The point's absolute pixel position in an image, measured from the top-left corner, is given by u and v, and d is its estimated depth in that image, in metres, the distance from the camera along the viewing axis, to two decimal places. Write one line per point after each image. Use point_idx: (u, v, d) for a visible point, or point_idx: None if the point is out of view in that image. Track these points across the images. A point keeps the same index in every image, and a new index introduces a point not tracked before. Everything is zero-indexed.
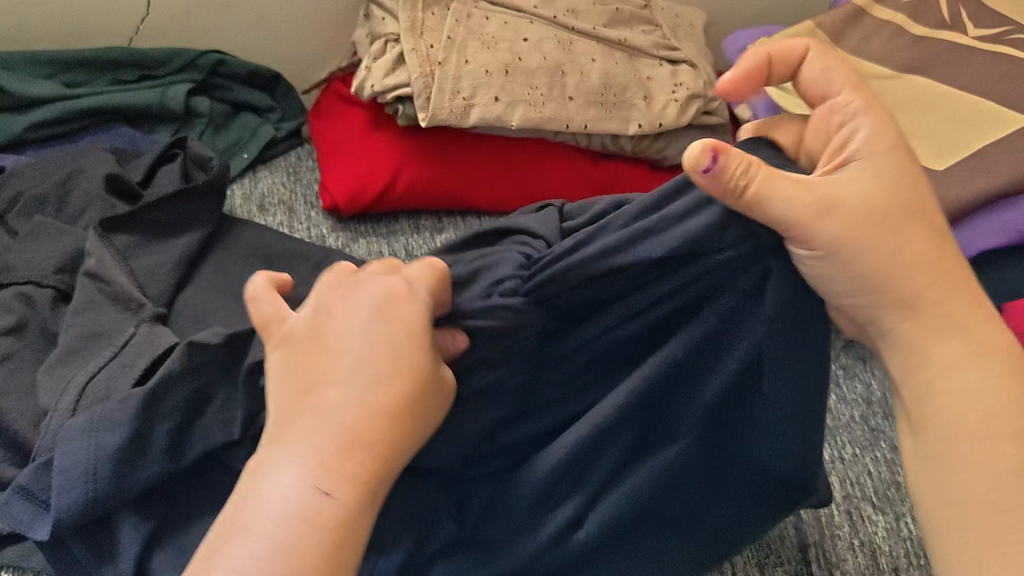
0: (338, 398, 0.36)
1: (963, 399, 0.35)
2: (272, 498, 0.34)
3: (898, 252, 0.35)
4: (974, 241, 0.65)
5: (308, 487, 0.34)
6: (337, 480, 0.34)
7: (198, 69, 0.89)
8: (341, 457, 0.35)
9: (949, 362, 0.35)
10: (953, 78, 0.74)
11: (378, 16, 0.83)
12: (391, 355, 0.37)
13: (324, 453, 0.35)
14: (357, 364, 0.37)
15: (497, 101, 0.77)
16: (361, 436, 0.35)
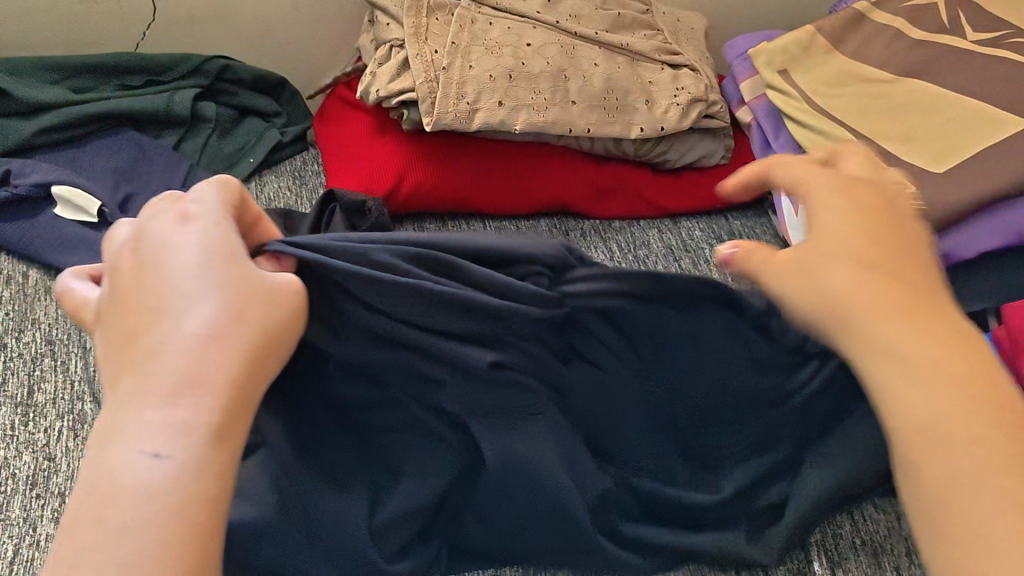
0: (180, 336, 0.34)
1: (934, 375, 0.33)
2: (127, 468, 0.32)
3: (858, 249, 0.38)
4: (976, 243, 0.67)
5: (153, 454, 0.32)
6: (187, 440, 0.33)
7: (203, 74, 0.90)
8: (184, 401, 0.33)
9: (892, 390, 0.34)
10: (952, 81, 0.75)
11: (382, 21, 0.84)
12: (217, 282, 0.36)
13: (170, 406, 0.33)
14: (162, 294, 0.35)
15: (501, 105, 0.78)
16: (189, 384, 0.34)
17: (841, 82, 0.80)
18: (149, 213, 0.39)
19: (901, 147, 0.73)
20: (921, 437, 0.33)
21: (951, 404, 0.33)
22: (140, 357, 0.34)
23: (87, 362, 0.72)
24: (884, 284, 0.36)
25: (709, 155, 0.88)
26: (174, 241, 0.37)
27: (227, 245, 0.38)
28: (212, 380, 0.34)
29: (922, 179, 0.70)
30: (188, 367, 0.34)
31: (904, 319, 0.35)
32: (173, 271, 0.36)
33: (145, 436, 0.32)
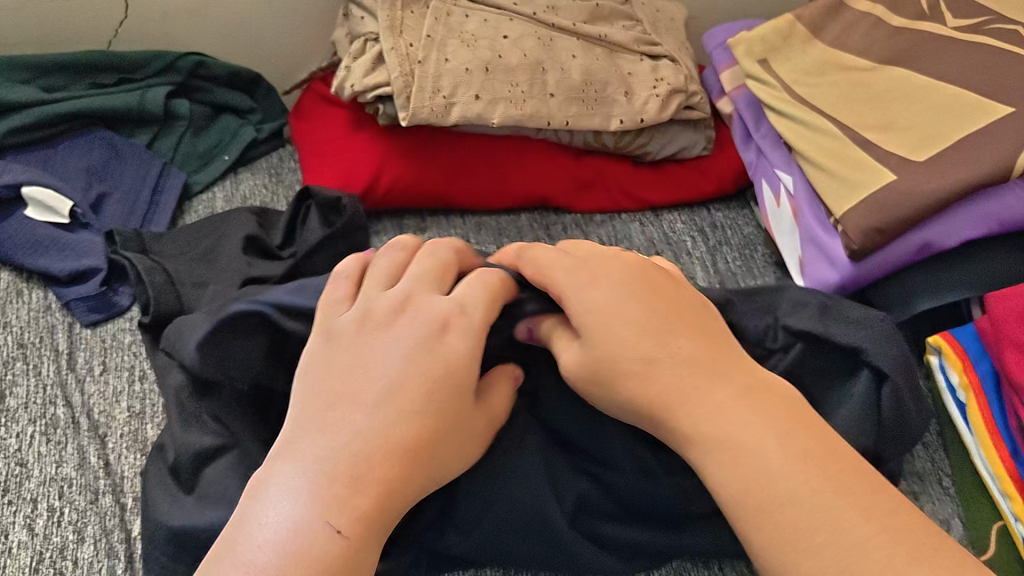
0: (371, 420, 0.43)
1: (757, 441, 0.44)
2: (283, 519, 0.40)
3: (640, 347, 0.47)
4: (957, 232, 0.67)
5: (330, 525, 0.40)
6: (355, 521, 0.40)
7: (177, 71, 0.89)
8: (358, 487, 0.41)
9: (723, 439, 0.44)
10: (933, 68, 0.74)
11: (357, 15, 0.83)
12: (423, 394, 0.44)
13: (338, 476, 0.41)
14: (385, 394, 0.44)
15: (478, 99, 0.77)
16: (373, 467, 0.42)
17: (821, 71, 0.80)
18: (381, 262, 0.52)
19: (882, 136, 0.72)
20: (771, 486, 0.42)
21: (777, 463, 0.43)
22: (338, 419, 0.43)
23: (60, 365, 0.71)
24: (669, 374, 0.47)
25: (690, 147, 0.87)
26: (407, 328, 0.47)
27: (427, 372, 0.45)
28: (388, 471, 0.42)
29: (904, 168, 0.69)
30: (366, 445, 0.42)
31: (718, 399, 0.45)
32: (387, 355, 0.46)
33: (309, 492, 0.41)
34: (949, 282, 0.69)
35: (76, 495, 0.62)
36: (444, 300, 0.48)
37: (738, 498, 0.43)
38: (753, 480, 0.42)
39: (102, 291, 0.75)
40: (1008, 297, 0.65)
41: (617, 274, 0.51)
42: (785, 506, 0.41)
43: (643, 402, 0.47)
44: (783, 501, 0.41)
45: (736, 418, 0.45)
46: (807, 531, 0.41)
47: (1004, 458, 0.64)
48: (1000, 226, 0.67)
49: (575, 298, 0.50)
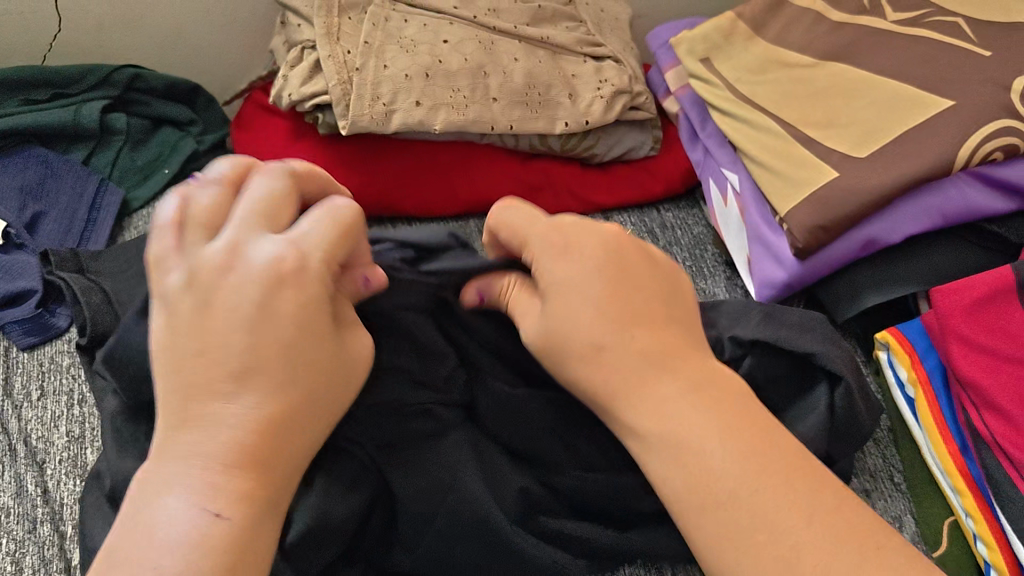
0: (229, 399, 0.37)
1: (697, 435, 0.40)
2: (158, 525, 0.34)
3: (595, 329, 0.43)
4: (901, 228, 0.67)
5: (203, 512, 0.35)
6: (233, 504, 0.35)
7: (113, 84, 0.87)
8: (232, 469, 0.36)
9: (681, 435, 0.41)
10: (873, 63, 0.74)
11: (294, 22, 0.82)
12: (288, 346, 0.38)
13: (207, 464, 0.36)
14: (241, 365, 0.37)
15: (419, 105, 0.76)
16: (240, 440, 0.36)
17: (763, 69, 0.79)
18: (200, 200, 0.42)
19: (823, 133, 0.72)
20: (713, 488, 0.39)
21: (718, 464, 0.40)
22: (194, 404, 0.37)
23: None
24: (626, 361, 0.43)
25: (637, 148, 0.86)
26: (238, 279, 0.39)
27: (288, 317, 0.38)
28: (257, 441, 0.37)
29: (846, 165, 0.69)
30: (238, 429, 0.36)
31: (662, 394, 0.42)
32: (229, 312, 0.38)
33: (190, 489, 0.35)
34: (895, 278, 0.68)
35: (15, 525, 0.60)
36: (272, 242, 0.40)
37: (681, 491, 0.40)
38: (698, 483, 0.40)
39: (37, 312, 0.73)
40: (954, 292, 0.64)
41: (591, 250, 0.46)
42: (724, 506, 0.39)
43: (588, 386, 0.44)
44: (728, 500, 0.39)
45: (676, 412, 0.42)
46: (751, 532, 0.38)
47: (953, 453, 0.64)
48: (943, 220, 0.67)
49: (547, 270, 0.46)
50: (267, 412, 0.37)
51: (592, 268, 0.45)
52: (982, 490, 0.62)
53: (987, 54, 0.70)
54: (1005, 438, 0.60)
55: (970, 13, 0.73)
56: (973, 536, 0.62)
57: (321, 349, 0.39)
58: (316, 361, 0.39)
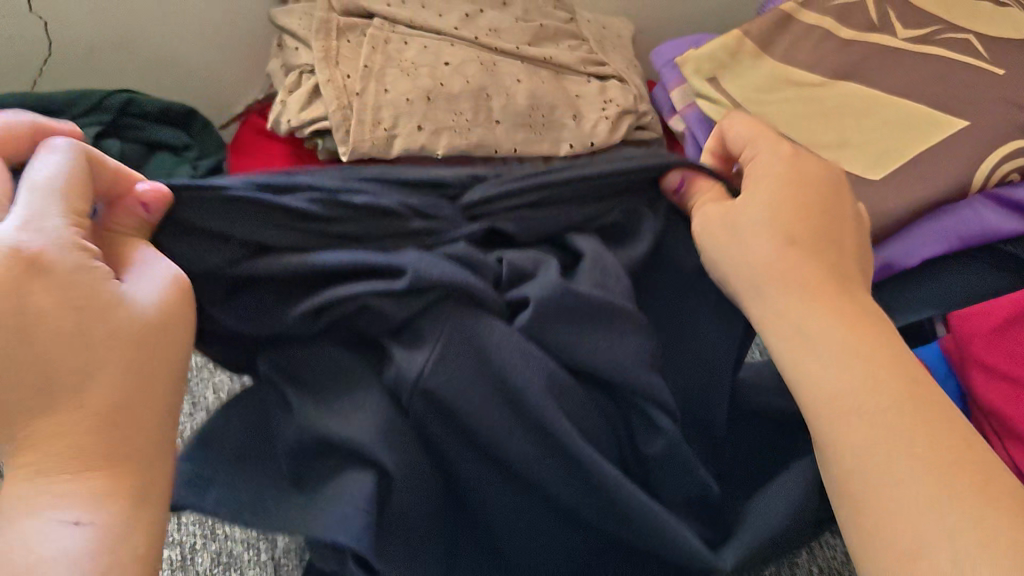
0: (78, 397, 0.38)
1: (846, 361, 0.43)
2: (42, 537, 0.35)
3: (757, 209, 0.50)
4: (916, 251, 0.65)
5: (73, 521, 0.36)
6: (107, 501, 0.37)
7: (105, 110, 0.84)
8: (92, 461, 0.37)
9: (839, 387, 0.42)
10: (884, 83, 0.72)
11: (291, 45, 0.80)
12: (68, 336, 0.38)
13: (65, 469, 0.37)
14: (85, 355, 0.38)
15: (421, 129, 0.74)
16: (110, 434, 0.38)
17: (772, 88, 0.77)
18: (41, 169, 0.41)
19: (836, 154, 0.71)
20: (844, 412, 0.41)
21: (852, 386, 0.42)
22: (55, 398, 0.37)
23: None
24: (801, 255, 0.47)
25: None
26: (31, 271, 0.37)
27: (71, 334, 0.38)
28: (105, 462, 0.38)
29: (860, 188, 0.67)
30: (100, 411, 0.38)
31: (802, 307, 0.45)
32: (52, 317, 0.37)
33: (64, 501, 0.36)
34: (911, 301, 0.66)
35: None
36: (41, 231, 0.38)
37: (834, 453, 0.41)
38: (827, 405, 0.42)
39: None
40: (972, 317, 0.63)
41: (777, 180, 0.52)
42: (853, 425, 0.41)
43: (746, 298, 0.48)
44: (859, 423, 0.41)
45: (814, 315, 0.45)
46: (890, 462, 0.39)
47: None
48: (960, 242, 0.64)
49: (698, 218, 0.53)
50: (132, 385, 0.39)
51: (779, 180, 0.51)
52: None
53: (1001, 72, 0.69)
54: None
55: (981, 31, 0.72)
56: None
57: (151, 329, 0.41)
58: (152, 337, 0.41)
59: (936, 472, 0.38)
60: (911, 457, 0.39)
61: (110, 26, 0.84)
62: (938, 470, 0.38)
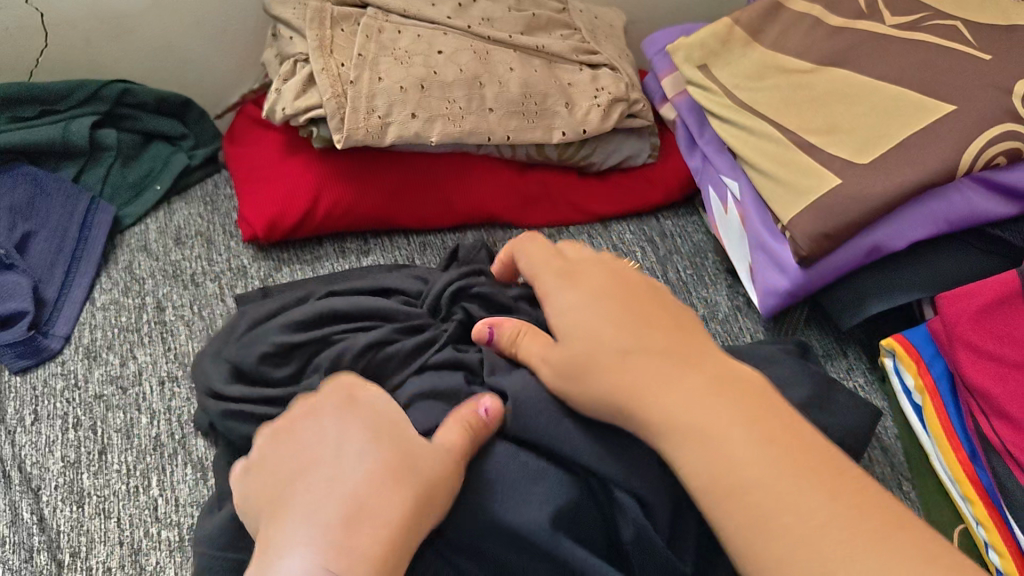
0: (346, 475, 0.42)
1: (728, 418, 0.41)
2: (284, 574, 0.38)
3: (614, 339, 0.46)
4: (905, 234, 0.66)
5: (305, 569, 0.38)
6: (357, 565, 0.39)
7: (102, 100, 0.85)
8: (353, 524, 0.40)
9: (718, 436, 0.41)
10: (871, 68, 0.73)
11: (286, 35, 0.81)
12: (397, 435, 0.45)
13: (325, 534, 0.40)
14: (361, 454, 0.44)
15: (415, 117, 0.75)
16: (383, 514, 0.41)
17: (761, 75, 0.79)
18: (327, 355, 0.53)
19: (824, 139, 0.72)
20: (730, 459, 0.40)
21: (740, 448, 0.40)
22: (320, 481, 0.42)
23: None
24: (642, 365, 0.45)
25: (635, 155, 0.86)
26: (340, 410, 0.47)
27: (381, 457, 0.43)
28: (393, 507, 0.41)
29: (848, 172, 0.68)
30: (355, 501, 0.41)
31: (685, 395, 0.43)
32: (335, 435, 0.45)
33: (308, 550, 0.39)
34: (897, 283, 0.67)
35: (9, 554, 0.59)
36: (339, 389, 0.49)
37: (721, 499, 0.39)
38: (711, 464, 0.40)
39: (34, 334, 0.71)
40: (958, 299, 0.64)
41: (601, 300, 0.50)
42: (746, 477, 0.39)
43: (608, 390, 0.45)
44: (762, 494, 0.38)
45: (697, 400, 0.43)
46: (783, 515, 0.38)
47: (962, 461, 0.62)
48: (948, 226, 0.66)
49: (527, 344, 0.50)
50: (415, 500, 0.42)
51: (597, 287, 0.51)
52: (993, 498, 0.60)
53: (988, 57, 0.70)
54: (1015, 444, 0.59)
55: (969, 17, 0.73)
56: (985, 545, 0.60)
57: (438, 462, 0.44)
58: (438, 466, 0.44)
59: (833, 521, 0.37)
60: (815, 506, 0.38)
61: (106, 17, 0.85)
62: (835, 519, 0.37)
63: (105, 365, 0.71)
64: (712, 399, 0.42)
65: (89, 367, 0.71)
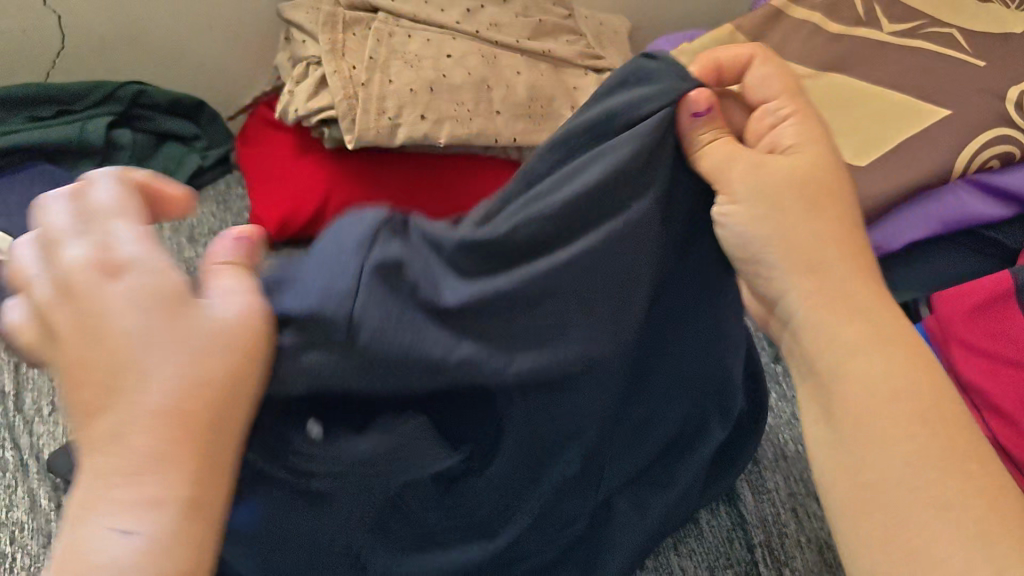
0: (144, 391, 0.31)
1: (868, 399, 0.39)
2: (88, 548, 0.30)
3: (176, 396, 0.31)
4: (903, 234, 0.68)
5: (123, 532, 0.30)
6: (151, 516, 0.30)
7: (118, 100, 0.87)
8: (162, 496, 0.31)
9: (851, 349, 0.40)
10: (867, 75, 0.76)
11: (299, 38, 0.83)
12: (163, 327, 0.32)
13: (147, 486, 0.31)
14: (139, 338, 0.32)
15: (424, 119, 0.77)
16: (167, 464, 0.31)
17: None
18: None
19: None
20: (863, 443, 0.38)
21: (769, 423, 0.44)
22: (118, 347, 0.32)
23: (5, 408, 0.67)
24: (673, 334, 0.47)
25: None
26: (118, 294, 0.32)
27: (172, 290, 0.33)
28: (203, 394, 0.32)
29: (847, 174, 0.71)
30: (143, 453, 0.31)
31: (108, 333, 0.32)
32: (114, 308, 0.32)
33: (116, 512, 0.30)
34: (895, 282, 0.68)
35: (28, 539, 0.59)
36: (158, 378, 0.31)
37: None
38: (824, 383, 0.41)
39: None
40: (953, 298, 0.64)
41: (806, 160, 0.42)
42: (888, 455, 0.37)
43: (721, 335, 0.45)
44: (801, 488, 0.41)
45: None
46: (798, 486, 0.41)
47: None
48: (942, 226, 0.67)
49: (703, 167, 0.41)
50: (217, 386, 0.33)
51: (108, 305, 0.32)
52: None
53: (982, 64, 0.72)
54: (1009, 441, 0.58)
55: (964, 25, 0.75)
56: None
57: (219, 470, 0.33)
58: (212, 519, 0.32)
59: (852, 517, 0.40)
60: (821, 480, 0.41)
61: (122, 18, 0.86)
62: None
63: None
64: (815, 298, 0.41)
65: None
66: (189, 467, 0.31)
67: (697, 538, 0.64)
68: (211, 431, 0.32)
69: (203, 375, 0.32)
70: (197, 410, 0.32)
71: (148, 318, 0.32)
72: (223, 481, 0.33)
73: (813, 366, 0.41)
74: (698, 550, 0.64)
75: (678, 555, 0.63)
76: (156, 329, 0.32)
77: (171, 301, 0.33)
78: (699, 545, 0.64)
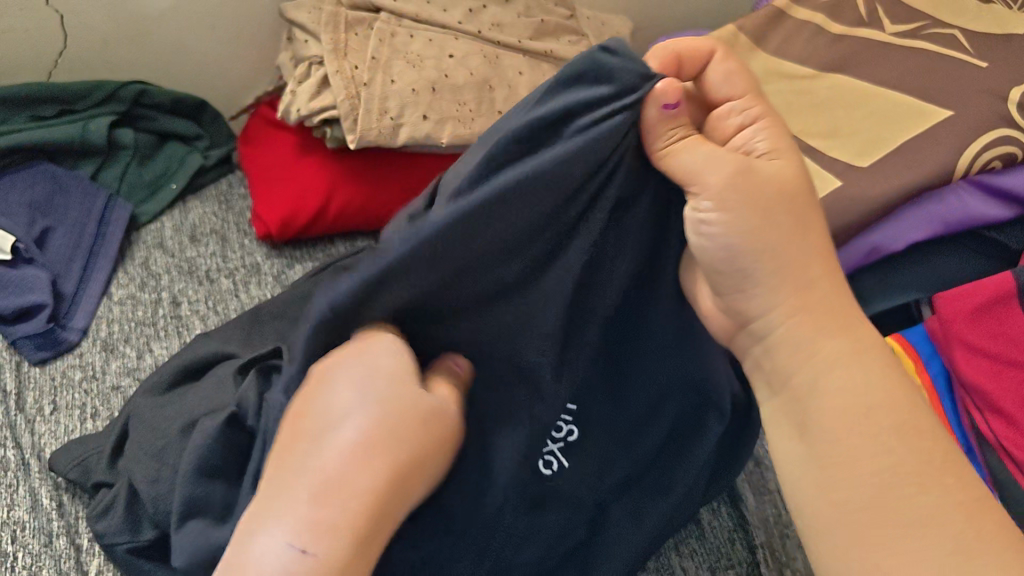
0: (345, 440, 0.38)
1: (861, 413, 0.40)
2: (259, 559, 0.35)
3: (365, 463, 0.37)
4: (905, 236, 0.68)
5: (292, 547, 0.36)
6: (322, 535, 0.36)
7: (120, 100, 0.87)
8: (325, 496, 0.37)
9: (832, 360, 0.42)
10: (869, 75, 0.76)
11: (301, 38, 0.83)
12: (383, 411, 0.39)
13: (318, 503, 0.36)
14: (345, 410, 0.39)
15: (426, 119, 0.77)
16: (359, 488, 0.37)
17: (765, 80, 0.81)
18: None
19: (826, 143, 0.74)
20: (834, 453, 0.40)
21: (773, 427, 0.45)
22: (312, 433, 0.39)
23: (7, 407, 0.67)
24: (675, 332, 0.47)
25: None
26: (310, 456, 0.38)
27: (380, 390, 0.39)
28: (379, 457, 0.38)
29: (848, 175, 0.71)
30: (333, 474, 0.37)
31: (337, 400, 0.39)
32: (307, 450, 0.38)
33: (289, 526, 0.36)
34: (897, 282, 0.68)
35: (29, 539, 0.59)
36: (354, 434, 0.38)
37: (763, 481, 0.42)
38: (799, 399, 0.43)
39: (64, 328, 0.73)
40: (957, 298, 0.64)
41: (779, 175, 0.42)
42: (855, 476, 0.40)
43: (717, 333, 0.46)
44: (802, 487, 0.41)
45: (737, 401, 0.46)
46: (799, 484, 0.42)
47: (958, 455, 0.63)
48: (944, 228, 0.67)
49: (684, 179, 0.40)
50: (407, 461, 0.39)
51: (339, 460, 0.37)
52: None
53: (983, 65, 0.72)
54: (1011, 442, 0.59)
55: (965, 26, 0.75)
56: None
57: (392, 513, 0.38)
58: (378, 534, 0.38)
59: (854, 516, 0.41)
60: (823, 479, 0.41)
61: (125, 18, 0.86)
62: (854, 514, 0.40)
63: (123, 357, 0.72)
64: (792, 321, 0.42)
65: (106, 359, 0.72)
66: (372, 485, 0.37)
67: (699, 538, 0.64)
68: (397, 489, 0.38)
69: (408, 436, 0.39)
70: (385, 486, 0.38)
71: (367, 395, 0.39)
72: (381, 535, 0.38)
73: (786, 383, 0.43)
74: (700, 550, 0.63)
75: (679, 554, 0.63)
76: (363, 413, 0.39)
77: (401, 409, 0.39)
78: (700, 546, 0.64)
